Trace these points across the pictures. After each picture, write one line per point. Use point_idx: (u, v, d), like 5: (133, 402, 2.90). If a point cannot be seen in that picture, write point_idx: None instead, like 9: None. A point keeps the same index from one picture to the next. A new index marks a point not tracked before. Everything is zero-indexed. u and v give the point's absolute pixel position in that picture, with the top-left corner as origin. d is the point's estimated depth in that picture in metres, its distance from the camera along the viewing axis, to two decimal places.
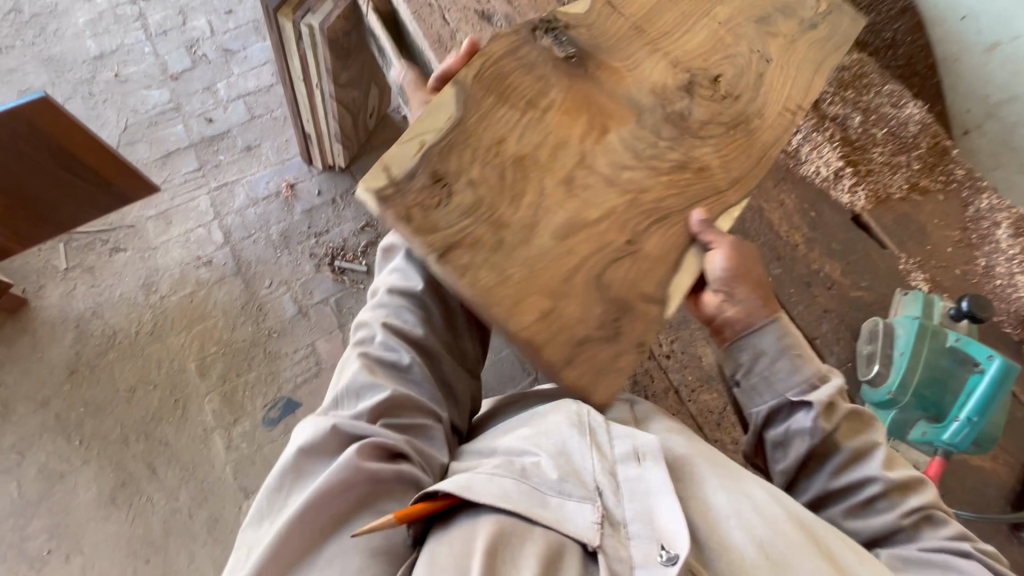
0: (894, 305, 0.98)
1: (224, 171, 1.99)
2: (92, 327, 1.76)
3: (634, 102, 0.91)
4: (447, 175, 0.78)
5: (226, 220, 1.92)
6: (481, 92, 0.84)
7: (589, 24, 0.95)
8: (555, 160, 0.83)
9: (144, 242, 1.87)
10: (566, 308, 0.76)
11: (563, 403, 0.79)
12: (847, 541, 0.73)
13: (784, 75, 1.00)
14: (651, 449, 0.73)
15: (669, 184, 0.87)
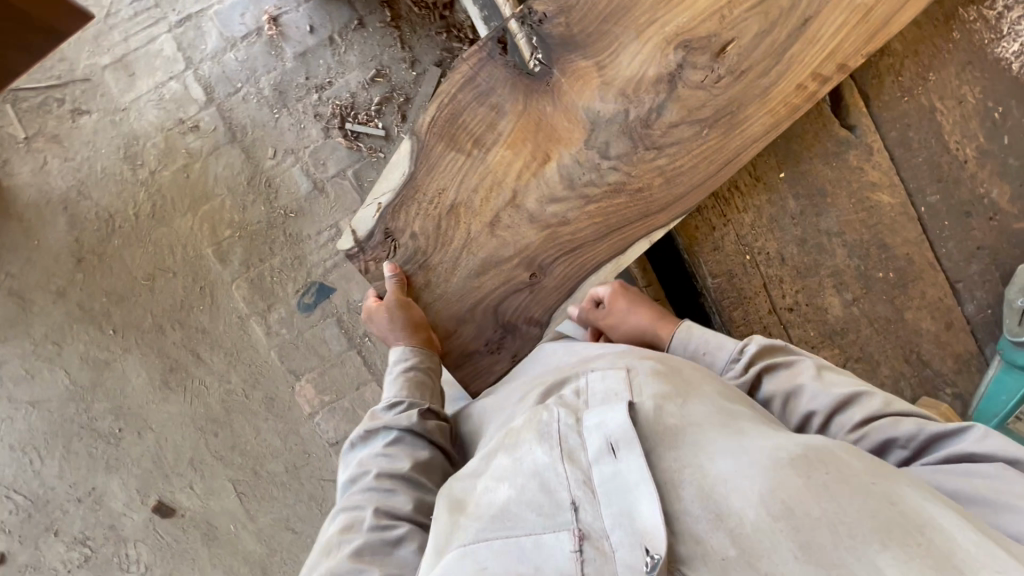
0: None
1: (183, 0, 1.55)
2: (83, 209, 1.56)
3: (590, 115, 0.92)
4: (397, 231, 0.96)
5: (202, 69, 1.55)
6: (434, 139, 0.94)
7: (568, 10, 0.91)
8: (486, 204, 0.95)
9: (109, 101, 1.55)
10: (465, 334, 0.98)
11: (534, 414, 0.74)
12: (882, 468, 0.61)
13: (835, 19, 0.89)
14: (623, 437, 0.65)
15: (595, 218, 0.94)
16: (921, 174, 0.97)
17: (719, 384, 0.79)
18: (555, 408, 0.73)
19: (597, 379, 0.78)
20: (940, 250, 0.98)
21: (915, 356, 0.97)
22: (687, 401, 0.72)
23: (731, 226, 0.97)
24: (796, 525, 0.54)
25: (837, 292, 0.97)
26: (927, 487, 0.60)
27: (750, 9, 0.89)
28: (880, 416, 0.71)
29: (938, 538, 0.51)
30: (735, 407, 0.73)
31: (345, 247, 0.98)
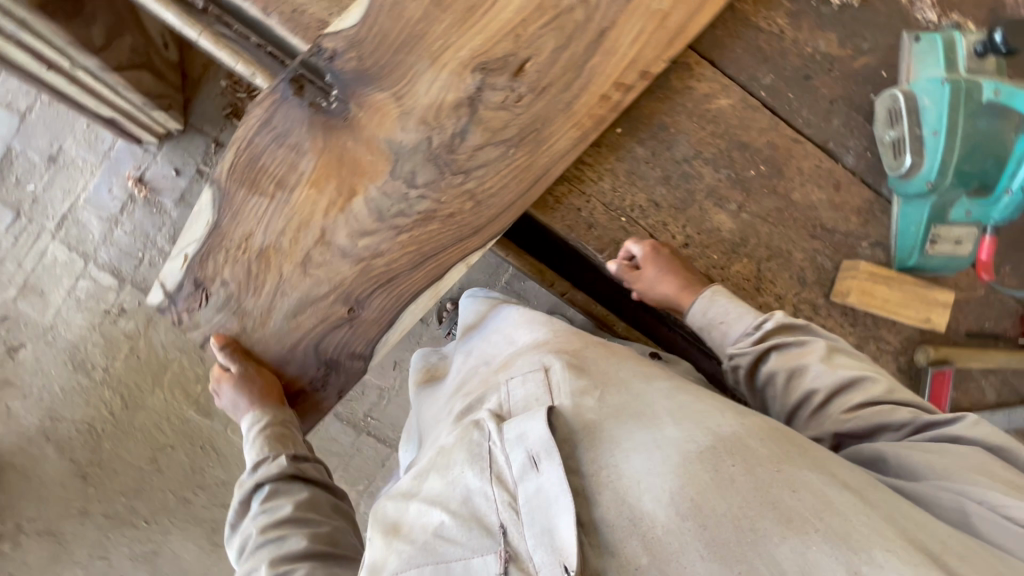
0: (905, 60, 0.81)
1: (50, 203, 1.55)
2: (64, 430, 1.59)
3: (392, 146, 0.78)
4: (207, 276, 0.87)
5: (101, 257, 1.56)
6: (237, 186, 0.83)
7: (359, 43, 0.76)
8: (295, 243, 0.84)
9: (36, 326, 1.57)
10: (290, 374, 0.91)
11: (466, 432, 0.71)
12: (793, 443, 0.59)
13: (635, 25, 0.74)
14: (543, 446, 0.63)
15: (408, 249, 0.83)
16: (745, 62, 0.80)
17: (635, 368, 0.77)
18: (484, 424, 0.71)
19: (520, 390, 0.76)
20: (796, 121, 0.82)
21: (819, 229, 0.82)
22: (606, 394, 0.70)
23: (595, 199, 0.79)
24: (704, 520, 0.52)
25: (720, 207, 0.81)
26: (842, 463, 0.59)
27: (543, 26, 0.74)
28: (878, 404, 0.63)
29: (835, 520, 0.50)
30: (653, 386, 0.71)
31: (155, 298, 0.89)
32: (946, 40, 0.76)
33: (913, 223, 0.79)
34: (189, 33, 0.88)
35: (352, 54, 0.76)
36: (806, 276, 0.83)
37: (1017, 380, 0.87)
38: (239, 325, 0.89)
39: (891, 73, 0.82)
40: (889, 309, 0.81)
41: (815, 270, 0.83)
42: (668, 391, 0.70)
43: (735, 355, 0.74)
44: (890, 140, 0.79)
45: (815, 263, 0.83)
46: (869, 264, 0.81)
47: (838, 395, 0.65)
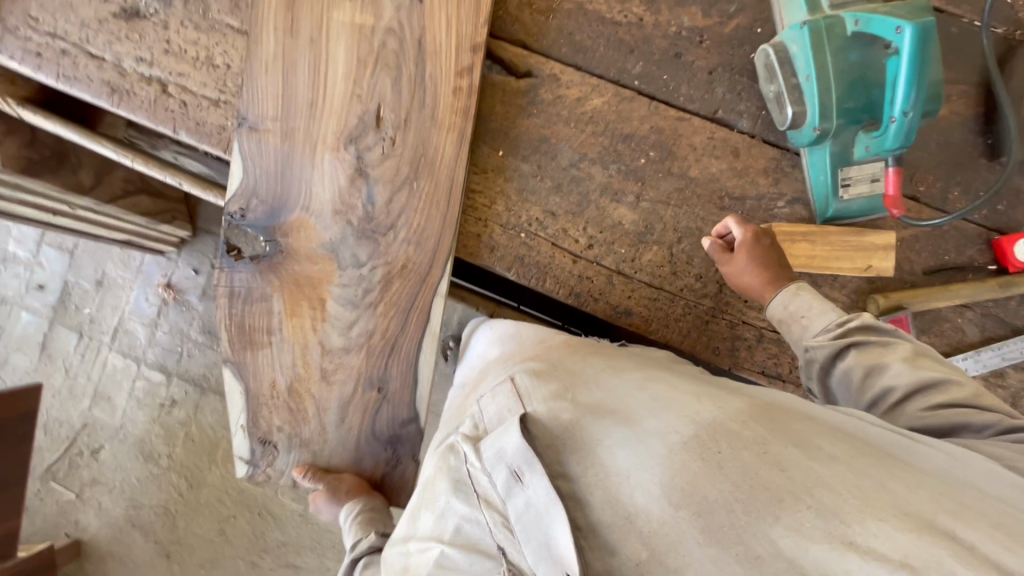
0: (779, 11, 0.78)
1: (104, 321, 1.79)
2: (145, 515, 1.80)
3: (326, 246, 0.81)
4: (267, 434, 0.86)
5: (150, 357, 1.78)
6: (242, 352, 0.84)
7: (252, 188, 0.81)
8: (308, 364, 0.84)
9: (109, 427, 1.80)
10: (367, 467, 0.88)
11: (441, 460, 0.59)
12: (768, 415, 0.50)
13: (441, 19, 0.78)
14: (521, 455, 0.49)
15: (390, 314, 0.82)
16: (612, 58, 0.82)
17: (602, 357, 0.65)
18: (459, 448, 0.58)
19: (490, 400, 0.62)
20: (678, 100, 0.81)
21: (727, 199, 0.80)
22: (589, 389, 0.57)
23: (492, 222, 0.83)
24: (697, 510, 0.42)
25: (618, 201, 0.81)
26: (824, 431, 0.49)
27: (373, 70, 0.80)
28: (960, 406, 0.55)
29: (825, 493, 0.41)
30: (626, 377, 0.59)
31: (241, 474, 0.88)
32: None
33: (818, 174, 0.75)
34: (126, 161, 0.99)
35: (256, 202, 0.81)
36: None
37: (1001, 311, 0.78)
38: (310, 452, 0.87)
39: (768, 27, 0.80)
40: (818, 265, 0.77)
41: None
42: (637, 379, 0.59)
43: (809, 349, 0.65)
44: (772, 94, 0.75)
45: None
46: (779, 224, 0.78)
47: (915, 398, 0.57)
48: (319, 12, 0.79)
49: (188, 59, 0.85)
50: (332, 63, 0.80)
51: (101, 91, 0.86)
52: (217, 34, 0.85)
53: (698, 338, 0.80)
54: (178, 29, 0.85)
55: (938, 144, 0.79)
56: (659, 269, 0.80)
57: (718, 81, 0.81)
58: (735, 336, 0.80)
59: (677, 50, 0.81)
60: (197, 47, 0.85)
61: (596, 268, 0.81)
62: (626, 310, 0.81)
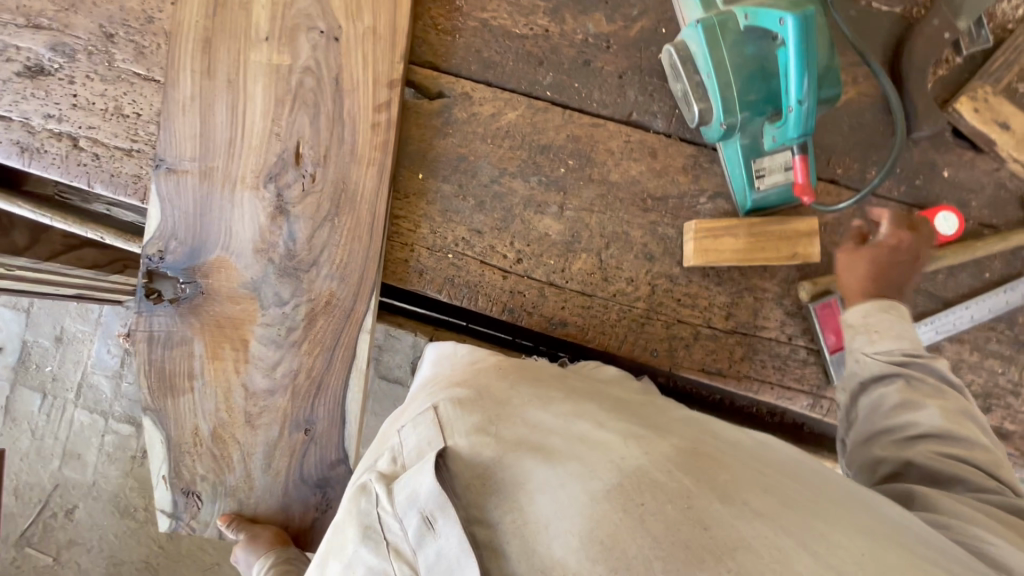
0: (681, 11, 0.78)
1: (67, 377, 1.76)
2: (126, 573, 1.76)
3: (248, 285, 0.80)
4: (190, 486, 0.81)
5: (117, 410, 1.75)
6: (164, 400, 0.81)
7: (172, 231, 0.80)
8: (232, 408, 0.80)
9: (82, 486, 1.76)
10: (296, 516, 0.81)
11: (350, 500, 0.48)
12: (705, 454, 0.42)
13: (356, 57, 0.80)
14: (434, 501, 0.42)
15: (315, 351, 0.80)
16: (523, 71, 0.82)
17: (531, 380, 0.55)
18: (371, 484, 0.48)
19: (409, 430, 0.51)
20: (591, 107, 0.82)
21: (649, 201, 0.80)
22: (513, 419, 0.47)
23: (418, 245, 0.82)
24: (613, 568, 0.35)
25: (542, 212, 0.81)
26: (761, 473, 0.42)
27: (291, 109, 0.81)
28: (972, 465, 0.52)
29: (750, 556, 0.34)
30: (561, 405, 0.50)
31: (162, 528, 0.81)
32: None
33: (734, 166, 0.75)
34: (45, 220, 0.97)
35: (175, 243, 0.80)
36: (652, 251, 0.80)
37: (930, 285, 0.78)
38: (236, 501, 0.81)
39: (672, 27, 0.81)
40: (744, 258, 0.76)
41: (660, 240, 0.80)
42: (569, 408, 0.49)
43: (863, 356, 0.64)
44: (680, 92, 0.76)
45: (658, 234, 0.80)
46: (702, 221, 0.77)
47: (933, 445, 0.55)
48: (237, 53, 0.81)
49: (97, 112, 0.84)
50: (250, 104, 0.81)
51: (9, 151, 0.84)
52: (125, 84, 0.84)
53: (635, 341, 0.80)
54: (86, 83, 0.84)
55: (851, 126, 0.79)
56: (588, 278, 0.80)
57: (629, 84, 0.81)
58: (672, 335, 0.79)
59: (584, 58, 0.82)
60: (106, 98, 0.84)
61: (527, 281, 0.81)
62: (560, 321, 0.80)
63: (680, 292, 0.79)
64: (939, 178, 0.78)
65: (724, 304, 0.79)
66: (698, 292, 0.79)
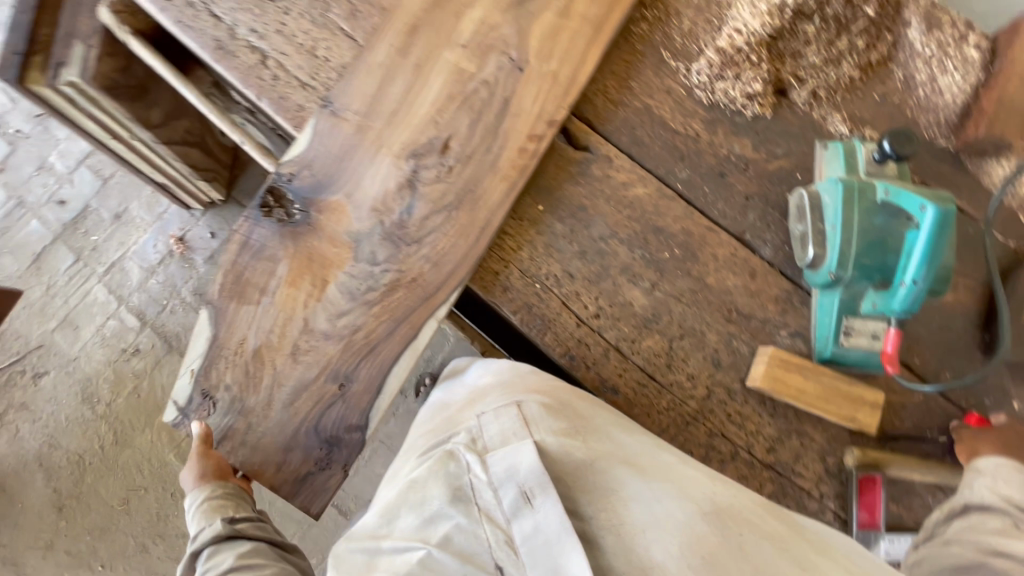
0: (820, 167, 0.86)
1: (105, 253, 1.80)
2: (56, 459, 1.69)
3: (352, 234, 0.84)
4: (211, 391, 0.85)
5: (132, 301, 1.77)
6: (228, 301, 0.85)
7: (310, 162, 0.87)
8: (284, 336, 0.84)
9: (62, 356, 1.75)
10: (294, 461, 0.84)
11: (440, 462, 0.67)
12: (764, 512, 0.61)
13: (530, 91, 0.89)
14: (536, 482, 0.59)
15: (382, 317, 0.84)
16: (665, 158, 0.89)
17: (609, 412, 0.73)
18: (461, 454, 0.66)
19: (489, 418, 0.69)
20: (712, 212, 0.87)
21: (735, 313, 0.83)
22: (604, 441, 0.66)
23: (513, 265, 0.86)
24: None
25: (633, 284, 0.85)
26: (809, 541, 0.59)
27: (456, 108, 0.88)
28: None
29: None
30: (641, 440, 0.68)
31: (167, 417, 0.85)
32: (849, 150, 0.82)
33: (824, 315, 0.79)
34: (204, 109, 1.06)
35: (307, 172, 0.86)
36: (720, 359, 0.82)
37: None
38: (244, 423, 0.84)
39: (807, 176, 0.88)
40: (804, 400, 0.78)
41: (732, 353, 0.82)
42: (645, 442, 0.69)
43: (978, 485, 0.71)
44: (799, 233, 0.82)
45: (732, 346, 0.82)
46: (778, 350, 0.79)
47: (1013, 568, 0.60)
48: (433, 45, 0.90)
49: (294, 43, 0.94)
50: (425, 88, 0.89)
51: (208, 44, 0.94)
52: (327, 31, 0.94)
53: (674, 435, 0.81)
54: (296, 16, 0.94)
55: (940, 324, 0.83)
56: (654, 359, 0.82)
57: (753, 207, 0.87)
58: (709, 446, 0.80)
59: (720, 170, 0.89)
60: (305, 35, 0.94)
61: (596, 337, 0.83)
62: (612, 387, 0.82)
63: (734, 408, 0.81)
64: (1006, 406, 0.81)
65: (771, 436, 0.80)
66: (750, 415, 0.81)
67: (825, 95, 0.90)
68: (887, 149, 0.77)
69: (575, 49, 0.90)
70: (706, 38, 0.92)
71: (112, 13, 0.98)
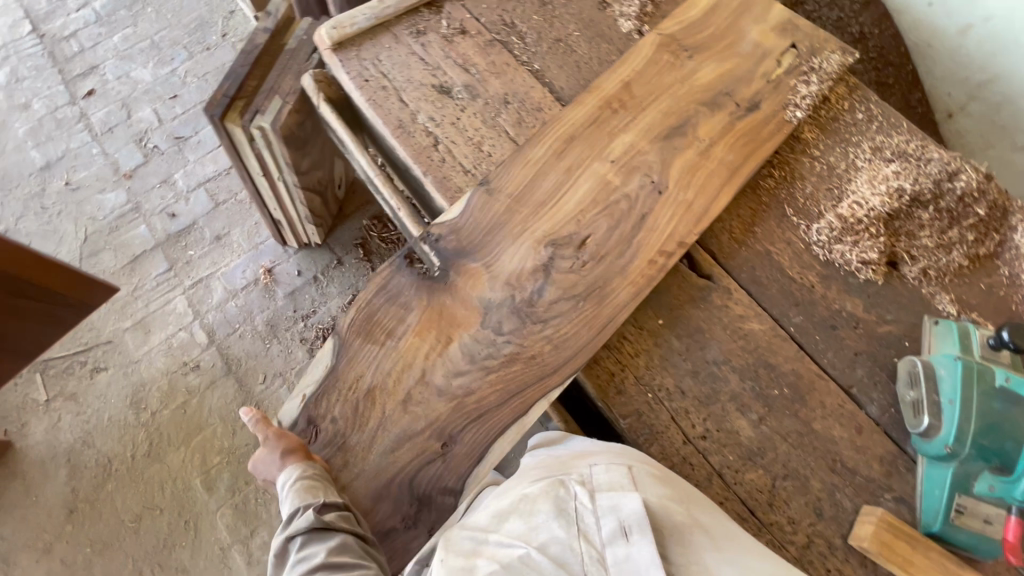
0: (928, 339, 0.91)
1: (197, 268, 1.91)
2: (85, 458, 1.67)
3: (483, 302, 0.91)
4: (317, 417, 0.88)
5: (207, 318, 1.84)
6: (355, 337, 0.91)
7: (458, 227, 0.96)
8: (398, 382, 0.88)
9: (125, 356, 1.79)
10: (382, 518, 0.84)
11: (552, 485, 0.75)
12: None
13: (667, 213, 0.98)
14: (638, 522, 0.69)
15: (496, 387, 0.87)
16: (780, 301, 0.96)
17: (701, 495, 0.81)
18: (572, 484, 0.75)
19: (601, 469, 0.78)
20: (822, 360, 0.92)
21: (840, 465, 0.84)
22: (699, 513, 0.75)
23: (628, 370, 0.90)
24: None
25: (742, 413, 0.88)
26: None
27: (599, 212, 0.98)
28: None
29: None
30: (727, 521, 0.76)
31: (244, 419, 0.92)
32: (962, 331, 0.87)
33: (933, 487, 0.80)
34: (371, 174, 1.14)
35: (453, 236, 0.95)
36: (822, 508, 0.82)
37: None
38: (342, 470, 0.85)
39: (915, 344, 0.93)
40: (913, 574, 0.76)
41: (835, 504, 0.82)
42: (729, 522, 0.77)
43: None
44: (910, 399, 0.85)
45: (835, 497, 0.83)
46: (886, 514, 0.79)
47: None
48: (586, 155, 1.02)
49: (464, 135, 1.07)
50: (573, 188, 0.99)
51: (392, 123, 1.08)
52: (494, 132, 1.08)
53: None
54: (471, 114, 1.09)
55: None
56: (755, 493, 0.83)
57: (862, 363, 0.91)
58: None
59: (831, 323, 0.94)
60: (476, 130, 1.08)
61: (701, 459, 0.85)
62: None
63: (832, 564, 0.79)
64: None
65: None
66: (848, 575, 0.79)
67: (935, 275, 0.97)
68: (1006, 338, 0.82)
69: (710, 185, 1.01)
70: (826, 204, 1.03)
71: (314, 79, 1.15)
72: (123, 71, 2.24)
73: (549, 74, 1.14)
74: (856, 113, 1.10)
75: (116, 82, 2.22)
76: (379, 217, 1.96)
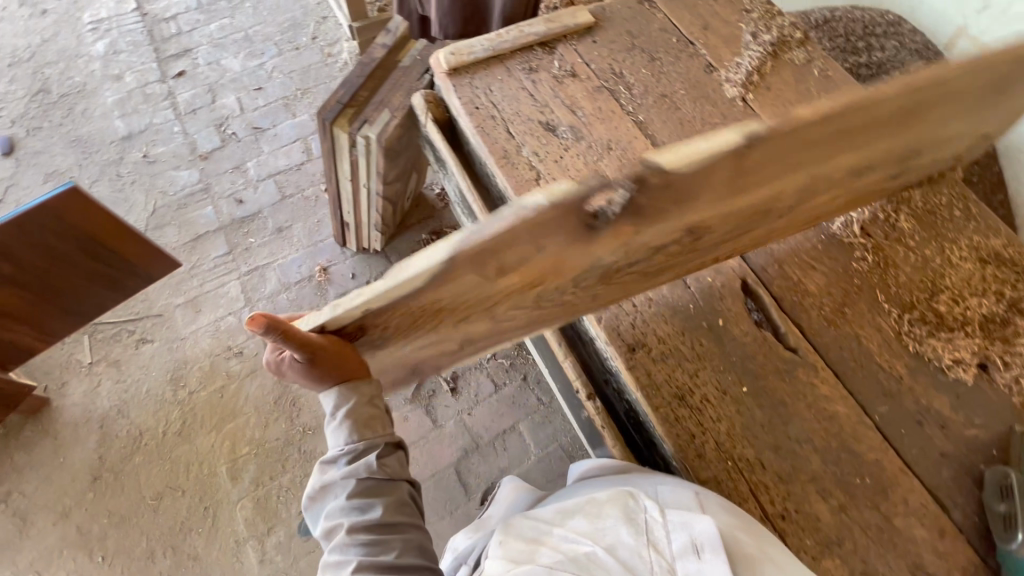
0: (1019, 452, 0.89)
1: (254, 256, 1.94)
2: (117, 427, 1.67)
3: (595, 264, 0.78)
4: (366, 322, 0.72)
5: (258, 306, 1.86)
6: (460, 270, 0.62)
7: (663, 195, 0.67)
8: (466, 310, 0.77)
9: (172, 332, 1.81)
10: None
11: (621, 495, 0.75)
12: None
13: (771, 226, 0.95)
14: (709, 540, 0.68)
15: (533, 315, 0.90)
16: (867, 387, 0.95)
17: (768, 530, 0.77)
18: (640, 496, 0.75)
19: (667, 488, 0.77)
20: (907, 455, 0.90)
21: (920, 568, 0.82)
22: (770, 545, 0.70)
23: (709, 433, 0.89)
24: None
25: (822, 497, 0.86)
26: None
27: (755, 211, 0.85)
28: None
29: None
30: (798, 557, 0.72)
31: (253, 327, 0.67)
32: None
33: None
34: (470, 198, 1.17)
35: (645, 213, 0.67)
36: None
37: None
38: None
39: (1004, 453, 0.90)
40: None
41: None
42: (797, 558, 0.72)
43: None
44: (1000, 511, 0.83)
45: None
46: None
47: None
48: (843, 145, 0.77)
49: (565, 174, 1.09)
50: (778, 180, 0.78)
51: (496, 152, 1.11)
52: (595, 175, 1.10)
53: None
54: (575, 155, 1.12)
55: None
56: None
57: (950, 465, 0.89)
58: None
59: (918, 417, 0.93)
60: (578, 171, 1.10)
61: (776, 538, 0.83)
62: None
63: None
64: None
65: None
66: None
67: None
68: None
69: (826, 205, 0.97)
70: (919, 295, 1.01)
71: (424, 99, 1.19)
72: (215, 58, 2.33)
73: (652, 127, 1.16)
74: (953, 210, 1.09)
75: (206, 67, 2.31)
76: (438, 232, 1.98)
